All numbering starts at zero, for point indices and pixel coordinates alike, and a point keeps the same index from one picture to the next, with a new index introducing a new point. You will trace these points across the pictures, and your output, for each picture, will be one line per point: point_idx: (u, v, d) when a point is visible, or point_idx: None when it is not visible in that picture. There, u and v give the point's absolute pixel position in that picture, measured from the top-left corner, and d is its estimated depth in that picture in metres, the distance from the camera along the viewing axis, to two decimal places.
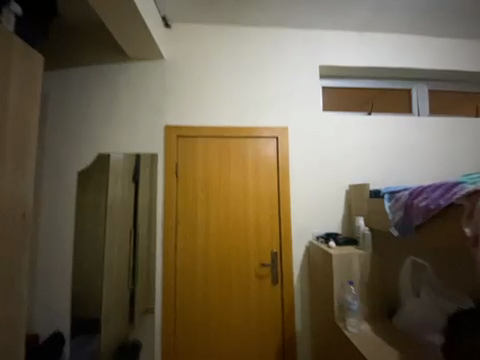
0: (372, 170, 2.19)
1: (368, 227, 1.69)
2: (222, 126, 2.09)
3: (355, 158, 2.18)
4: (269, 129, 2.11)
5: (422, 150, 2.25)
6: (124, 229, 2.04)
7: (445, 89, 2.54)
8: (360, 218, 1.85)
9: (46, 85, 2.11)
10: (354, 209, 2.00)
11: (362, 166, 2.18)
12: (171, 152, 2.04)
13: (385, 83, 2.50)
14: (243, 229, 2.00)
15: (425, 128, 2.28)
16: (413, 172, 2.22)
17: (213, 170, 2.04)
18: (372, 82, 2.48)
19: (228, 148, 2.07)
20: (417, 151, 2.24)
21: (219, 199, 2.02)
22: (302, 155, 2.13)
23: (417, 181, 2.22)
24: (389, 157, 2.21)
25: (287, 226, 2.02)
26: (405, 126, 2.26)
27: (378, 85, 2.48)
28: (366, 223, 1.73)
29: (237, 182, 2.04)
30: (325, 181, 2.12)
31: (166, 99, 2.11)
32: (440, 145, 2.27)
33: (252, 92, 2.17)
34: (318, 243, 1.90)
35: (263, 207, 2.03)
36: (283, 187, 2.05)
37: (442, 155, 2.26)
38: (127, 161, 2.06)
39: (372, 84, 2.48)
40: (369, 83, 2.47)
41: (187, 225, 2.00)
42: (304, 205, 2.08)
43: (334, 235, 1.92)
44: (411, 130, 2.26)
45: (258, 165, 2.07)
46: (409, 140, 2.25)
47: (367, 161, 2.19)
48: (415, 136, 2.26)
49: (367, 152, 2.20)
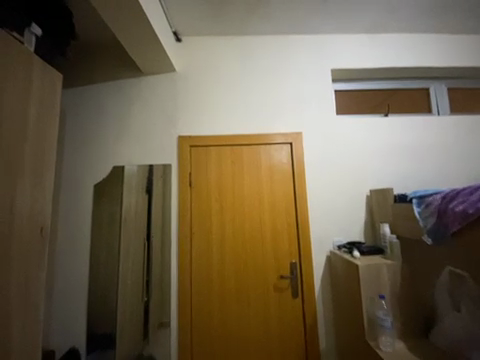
0: (392, 173, 2.07)
1: (397, 234, 1.56)
2: (235, 135, 2.06)
3: (373, 162, 2.08)
4: (282, 135, 2.07)
5: (445, 150, 2.12)
6: (138, 241, 2.01)
7: (464, 86, 2.43)
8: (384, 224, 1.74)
9: (64, 102, 2.19)
10: (376, 215, 1.88)
11: (382, 170, 2.07)
12: (183, 162, 2.02)
13: (400, 83, 2.42)
14: (259, 239, 1.93)
15: (448, 128, 2.15)
16: (438, 175, 2.09)
17: (226, 178, 2.00)
18: (386, 83, 2.41)
19: (241, 155, 2.03)
20: (440, 152, 2.12)
21: (233, 208, 1.96)
22: (318, 160, 2.06)
23: (443, 183, 2.08)
24: (411, 159, 2.10)
25: (306, 234, 1.93)
26: (426, 126, 2.15)
27: (393, 86, 2.40)
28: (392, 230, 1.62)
29: (251, 190, 1.98)
30: (344, 187, 2.03)
31: (178, 110, 2.13)
32: (465, 144, 2.13)
33: (263, 100, 2.15)
34: (341, 252, 1.79)
35: (279, 215, 1.96)
36: (299, 194, 1.97)
37: (468, 154, 2.12)
38: (141, 172, 2.07)
39: (387, 85, 2.40)
40: (383, 84, 2.40)
41: (201, 235, 1.95)
42: (323, 212, 1.99)
43: (357, 244, 1.80)
44: (433, 130, 2.15)
45: (273, 172, 2.01)
46: (431, 140, 2.13)
47: (386, 164, 2.08)
48: (437, 136, 2.14)
49: (387, 155, 2.10)
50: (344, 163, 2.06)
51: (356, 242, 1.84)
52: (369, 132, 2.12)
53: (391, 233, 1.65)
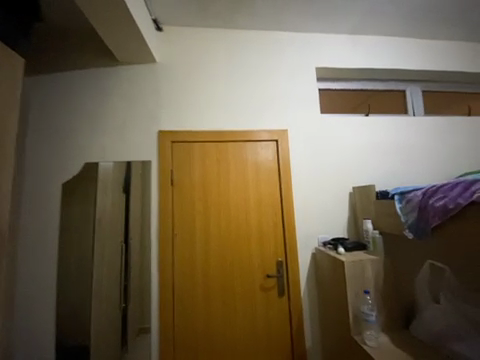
0: (373, 171, 2.13)
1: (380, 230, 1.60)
2: (219, 131, 1.99)
3: (356, 160, 2.12)
4: (268, 132, 2.03)
5: (421, 149, 2.23)
6: (115, 244, 1.86)
7: (436, 90, 2.58)
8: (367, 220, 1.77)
9: (27, 91, 1.95)
10: (359, 212, 1.92)
11: (364, 168, 2.12)
12: (165, 159, 1.90)
13: (380, 85, 2.51)
14: (245, 238, 1.88)
15: (423, 128, 2.27)
16: (414, 172, 2.19)
17: (211, 176, 1.91)
18: (367, 84, 2.48)
19: (226, 152, 1.96)
20: (416, 151, 2.22)
21: (218, 207, 1.89)
22: (303, 158, 2.05)
23: (419, 181, 2.18)
24: (390, 158, 2.17)
25: (292, 233, 1.91)
26: (404, 126, 2.24)
27: (373, 87, 2.48)
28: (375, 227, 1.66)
29: (236, 188, 1.92)
30: (328, 185, 2.04)
31: (159, 103, 2.00)
32: (438, 144, 2.26)
33: (249, 96, 2.10)
34: (326, 249, 1.80)
35: (265, 213, 1.92)
36: (285, 192, 1.96)
37: (441, 154, 2.25)
38: (117, 170, 1.91)
39: (367, 86, 2.48)
40: (364, 85, 2.47)
41: (184, 235, 1.85)
42: (308, 210, 1.99)
43: (342, 240, 1.82)
44: (410, 130, 2.24)
45: (259, 170, 1.97)
46: (408, 140, 2.23)
47: (368, 162, 2.14)
48: (413, 135, 2.24)
49: (368, 154, 2.15)
50: (329, 161, 2.08)
51: (341, 238, 1.87)
52: (351, 131, 2.17)
53: (373, 229, 1.69)
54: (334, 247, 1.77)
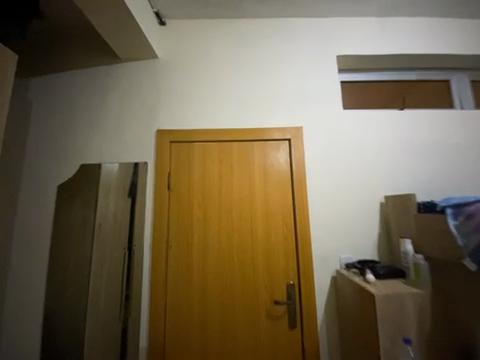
0: (410, 177, 1.73)
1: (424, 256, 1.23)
2: (223, 129, 1.75)
3: (388, 164, 1.74)
4: (279, 130, 1.75)
5: (475, 150, 1.77)
6: (106, 254, 1.70)
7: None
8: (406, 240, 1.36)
9: (33, 94, 1.95)
10: (393, 228, 1.53)
11: (398, 173, 1.73)
12: (162, 161, 1.71)
13: (417, 75, 2.10)
14: (250, 253, 1.60)
15: (478, 124, 1.81)
16: (467, 179, 1.73)
17: (211, 179, 1.68)
18: (401, 74, 2.09)
19: (230, 153, 1.72)
20: (469, 152, 1.77)
21: (219, 215, 1.64)
22: (321, 162, 1.73)
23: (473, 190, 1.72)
24: (433, 161, 1.76)
25: (306, 249, 1.58)
26: (450, 122, 1.82)
27: (408, 78, 2.09)
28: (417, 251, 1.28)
29: (241, 194, 1.66)
30: (353, 194, 1.69)
31: (159, 100, 1.85)
32: None
33: (257, 90, 1.85)
34: (350, 274, 1.43)
35: (274, 224, 1.62)
36: (298, 200, 1.64)
37: None
38: (113, 173, 1.78)
39: (401, 77, 2.09)
40: (397, 76, 2.09)
41: (180, 247, 1.62)
42: (327, 224, 1.64)
43: (371, 263, 1.45)
44: (459, 126, 1.81)
45: (267, 174, 1.69)
46: (456, 139, 1.79)
47: (403, 166, 1.74)
48: (464, 133, 1.80)
49: (404, 156, 1.76)
50: (353, 165, 1.73)
51: (369, 261, 1.49)
52: (382, 128, 1.80)
53: (414, 253, 1.31)
54: (360, 273, 1.40)
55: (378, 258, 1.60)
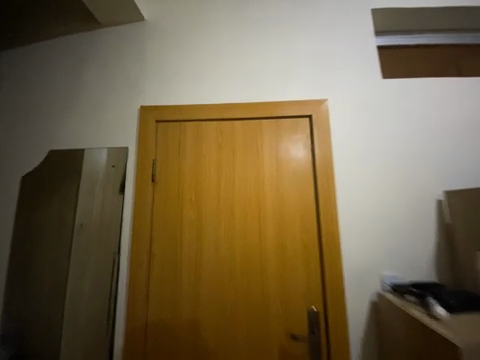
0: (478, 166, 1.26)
1: None
2: (223, 105, 1.36)
3: (447, 149, 1.28)
4: (296, 105, 1.33)
5: None
6: (75, 263, 1.34)
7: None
8: None
9: (2, 70, 1.66)
10: (462, 236, 1.08)
11: (462, 161, 1.26)
12: (146, 145, 1.34)
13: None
14: (257, 268, 1.20)
15: None
16: None
17: (207, 169, 1.30)
18: (458, 37, 1.60)
19: (232, 135, 1.32)
20: None
21: (216, 216, 1.25)
22: (352, 145, 1.30)
23: None
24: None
25: (335, 263, 1.16)
26: None
27: (469, 42, 1.59)
28: None
29: (245, 190, 1.26)
30: (398, 187, 1.25)
31: (146, 73, 1.49)
32: None
33: (269, 58, 1.44)
34: (403, 303, 1.00)
35: (290, 229, 1.21)
36: (322, 195, 1.22)
37: None
38: (89, 161, 1.44)
39: (459, 40, 1.59)
40: (453, 38, 1.59)
41: (166, 255, 1.25)
42: (362, 228, 1.21)
43: (432, 285, 1.02)
44: None
45: (281, 162, 1.28)
46: None
47: (469, 151, 1.27)
48: None
49: (470, 137, 1.29)
50: (397, 150, 1.28)
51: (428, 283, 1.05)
52: (435, 101, 1.34)
53: None
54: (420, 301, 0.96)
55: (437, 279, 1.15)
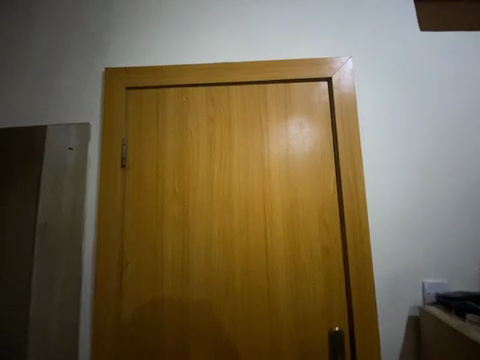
0: None
1: None
2: (215, 66, 1.03)
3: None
4: (311, 64, 1.02)
5: None
6: (13, 280, 0.98)
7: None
8: None
9: None
10: None
11: None
12: (114, 120, 1.02)
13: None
14: (262, 279, 0.92)
15: None
16: None
17: (195, 151, 0.99)
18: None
19: (227, 105, 1.01)
20: None
21: (208, 212, 0.96)
22: (383, 117, 1.01)
23: None
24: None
25: (364, 270, 0.90)
26: None
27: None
28: None
29: (245, 178, 0.97)
30: (441, 172, 0.97)
31: (112, 25, 1.12)
32: None
33: (277, 7, 1.09)
34: (461, 324, 0.71)
35: (305, 227, 0.93)
36: (346, 183, 0.94)
37: None
38: (33, 140, 1.06)
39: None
40: None
41: (143, 264, 0.95)
42: (397, 223, 0.95)
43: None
44: None
45: (292, 140, 0.98)
46: None
47: None
48: None
49: None
50: (440, 123, 1.00)
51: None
52: None
53: None
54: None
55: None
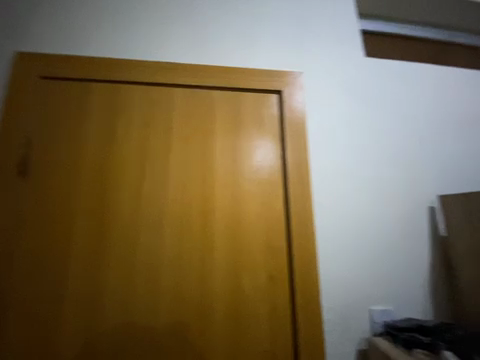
0: (470, 168, 1.06)
1: None
2: (158, 66, 0.91)
3: (440, 148, 1.05)
4: (263, 76, 0.97)
5: None
6: None
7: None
8: None
9: None
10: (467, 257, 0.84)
11: (454, 162, 1.05)
12: (19, 115, 0.80)
13: (470, 35, 1.41)
14: (196, 317, 0.76)
15: None
16: None
17: (124, 159, 0.82)
18: (447, 32, 1.39)
19: (168, 110, 0.88)
20: None
21: (133, 234, 0.78)
22: (331, 137, 0.99)
23: None
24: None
25: (312, 301, 0.81)
26: None
27: (459, 38, 1.38)
28: None
29: (183, 194, 0.83)
30: (385, 192, 0.97)
31: (33, 5, 0.92)
32: None
33: (231, 17, 1.04)
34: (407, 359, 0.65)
35: (249, 252, 0.82)
36: (294, 202, 0.87)
37: None
38: None
39: (449, 36, 1.39)
40: (446, 30, 1.39)
41: (37, 304, 0.71)
42: (345, 247, 0.90)
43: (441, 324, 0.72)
44: None
45: (240, 153, 0.89)
46: None
47: (459, 150, 1.07)
48: None
49: (461, 133, 1.09)
50: (384, 145, 1.02)
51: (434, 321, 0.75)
52: (425, 89, 1.11)
53: None
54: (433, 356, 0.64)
55: (433, 317, 0.89)
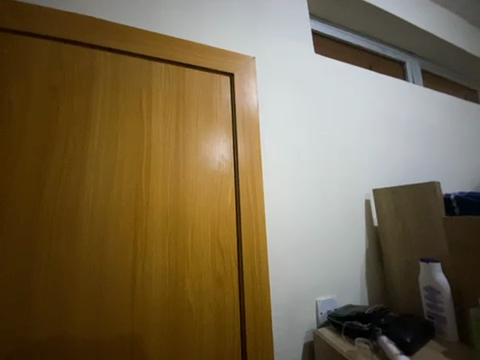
0: (398, 165, 1.19)
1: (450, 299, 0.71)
2: (70, 15, 0.67)
3: (376, 147, 1.16)
4: (214, 55, 0.84)
5: (451, 140, 1.44)
6: None
7: (452, 78, 1.89)
8: (436, 268, 0.74)
9: None
10: (396, 244, 0.94)
11: (386, 159, 1.17)
12: None
13: (395, 52, 1.64)
14: (123, 336, 0.61)
15: (449, 105, 1.50)
16: (446, 171, 1.36)
17: (14, 135, 0.58)
18: (380, 46, 1.58)
19: (88, 76, 0.68)
20: (445, 139, 1.41)
21: (28, 239, 0.56)
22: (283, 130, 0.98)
23: (452, 187, 1.36)
24: (421, 151, 1.29)
25: (262, 299, 0.76)
26: (429, 98, 1.42)
27: (387, 53, 1.59)
28: (445, 287, 0.71)
29: (110, 183, 0.66)
30: (330, 186, 1.01)
31: None
32: (465, 133, 1.52)
33: None
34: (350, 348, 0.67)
35: (194, 250, 0.71)
36: (245, 196, 0.80)
37: (469, 148, 1.51)
38: None
39: (380, 49, 1.57)
40: (378, 44, 1.58)
41: None
42: (294, 241, 0.89)
43: (378, 310, 0.77)
44: (436, 105, 1.44)
45: (185, 138, 0.77)
46: (434, 120, 1.40)
47: (390, 149, 1.19)
48: (440, 115, 1.44)
49: (391, 134, 1.22)
50: (330, 142, 1.06)
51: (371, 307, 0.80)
52: (364, 91, 1.21)
53: (444, 293, 0.72)
54: (372, 343, 0.65)
55: (367, 299, 0.97)
